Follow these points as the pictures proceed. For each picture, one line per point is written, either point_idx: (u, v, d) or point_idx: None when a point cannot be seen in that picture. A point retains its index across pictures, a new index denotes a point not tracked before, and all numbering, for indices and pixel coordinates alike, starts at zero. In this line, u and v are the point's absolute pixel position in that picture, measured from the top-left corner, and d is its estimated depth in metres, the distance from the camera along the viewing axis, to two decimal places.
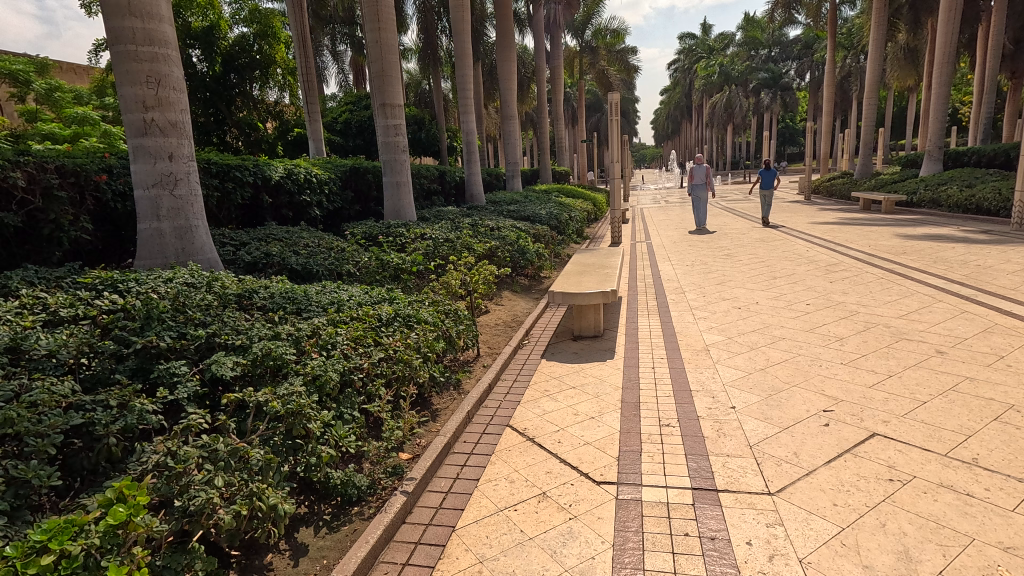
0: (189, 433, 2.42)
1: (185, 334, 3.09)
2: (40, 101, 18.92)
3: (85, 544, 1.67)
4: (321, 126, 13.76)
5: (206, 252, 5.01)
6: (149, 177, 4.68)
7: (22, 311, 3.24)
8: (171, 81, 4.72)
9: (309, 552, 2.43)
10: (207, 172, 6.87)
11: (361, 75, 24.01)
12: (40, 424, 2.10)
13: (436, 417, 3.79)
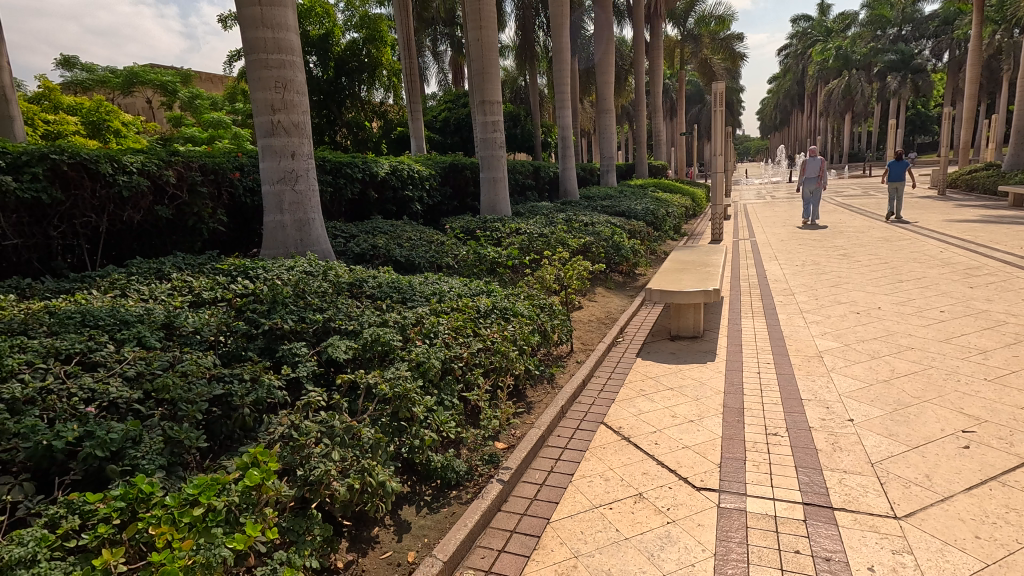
0: (309, 409, 2.62)
1: (305, 318, 3.35)
2: (183, 108, 21.38)
3: (227, 501, 1.87)
4: (422, 124, 14.35)
5: (321, 243, 5.41)
6: (274, 174, 5.13)
7: (173, 293, 3.69)
8: (295, 85, 5.11)
9: (411, 530, 2.55)
10: (322, 169, 7.41)
11: (459, 74, 24.69)
12: (189, 392, 2.37)
13: (530, 410, 3.83)
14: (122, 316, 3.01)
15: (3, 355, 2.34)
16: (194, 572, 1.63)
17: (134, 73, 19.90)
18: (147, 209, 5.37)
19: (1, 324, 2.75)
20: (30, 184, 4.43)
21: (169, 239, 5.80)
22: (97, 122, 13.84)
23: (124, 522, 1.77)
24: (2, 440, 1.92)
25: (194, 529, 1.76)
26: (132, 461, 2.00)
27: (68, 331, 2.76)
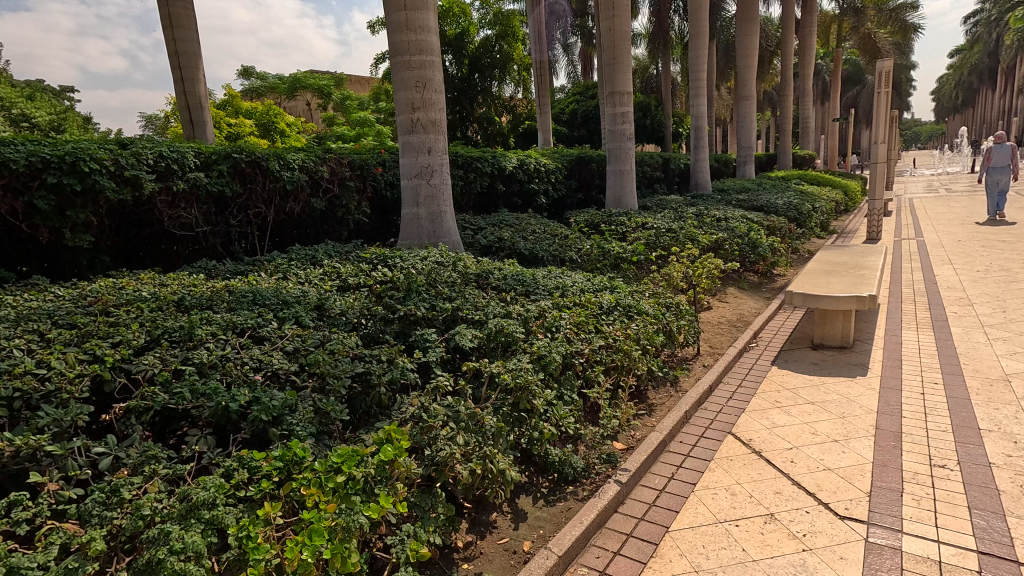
0: (437, 393, 2.77)
1: (436, 306, 3.54)
2: (336, 109, 23.63)
3: (364, 472, 2.04)
4: (550, 117, 14.44)
5: (452, 235, 5.68)
6: (413, 169, 5.47)
7: (324, 277, 4.11)
8: (433, 84, 5.39)
9: (527, 519, 2.60)
10: (455, 164, 7.76)
11: (588, 65, 24.40)
12: (335, 368, 2.63)
13: (651, 412, 3.70)
14: (283, 297, 3.41)
15: (194, 325, 2.77)
16: (336, 534, 1.80)
17: (296, 79, 22.35)
18: (305, 201, 6.02)
19: (194, 298, 3.25)
20: (217, 179, 5.17)
21: (322, 229, 6.46)
22: (267, 124, 15.81)
23: (281, 480, 2.01)
24: (193, 397, 2.27)
25: (337, 494, 1.94)
26: (289, 427, 2.25)
27: (242, 308, 3.19)
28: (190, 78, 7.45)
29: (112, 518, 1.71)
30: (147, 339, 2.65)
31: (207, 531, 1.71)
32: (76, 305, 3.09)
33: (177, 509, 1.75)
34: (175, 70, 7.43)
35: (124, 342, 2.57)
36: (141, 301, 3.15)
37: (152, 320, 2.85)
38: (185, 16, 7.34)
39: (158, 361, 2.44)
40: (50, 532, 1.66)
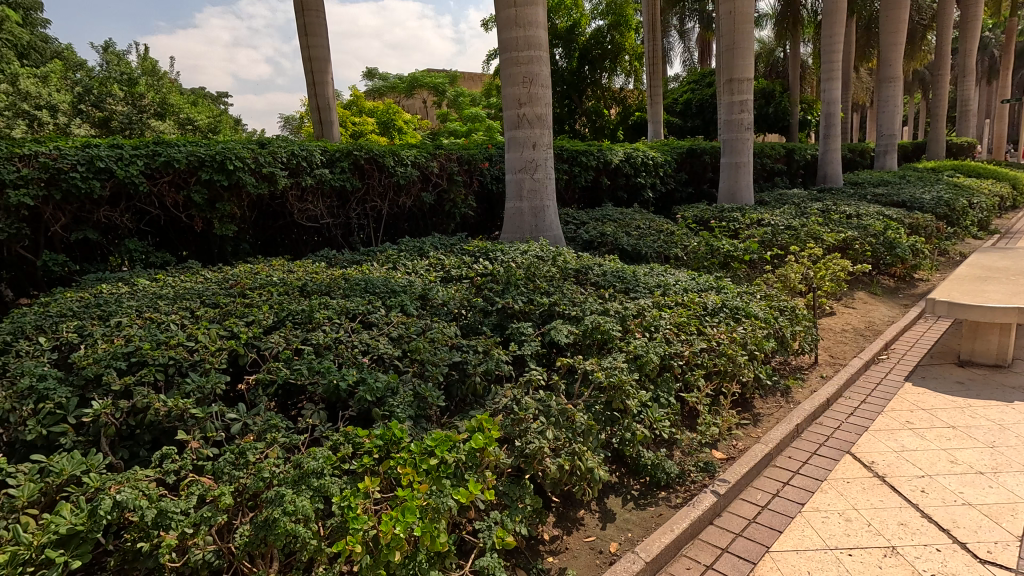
0: (529, 386, 2.80)
1: (533, 300, 3.57)
2: (450, 106, 24.60)
3: (456, 457, 2.12)
4: (662, 108, 13.92)
5: (554, 229, 5.71)
6: (517, 163, 5.55)
7: (430, 269, 4.31)
8: (540, 79, 5.41)
9: (615, 521, 2.56)
10: (560, 158, 7.76)
11: (706, 52, 23.15)
12: (434, 356, 2.76)
13: (757, 422, 3.47)
14: (391, 286, 3.63)
15: (313, 310, 3.04)
16: (427, 513, 1.90)
17: (414, 79, 23.55)
18: (416, 195, 6.36)
19: (314, 284, 3.57)
20: (339, 174, 5.62)
21: (431, 221, 6.78)
22: (386, 122, 16.86)
23: (381, 458, 2.15)
24: (309, 374, 2.50)
25: (430, 475, 2.05)
26: (390, 409, 2.41)
27: (355, 295, 3.44)
28: (320, 82, 8.14)
29: (239, 477, 1.93)
30: (275, 319, 2.95)
31: (314, 497, 1.88)
32: (220, 287, 3.52)
33: (291, 475, 1.94)
34: (309, 75, 8.14)
35: (256, 321, 2.89)
36: (271, 286, 3.51)
37: (279, 303, 3.17)
38: (318, 24, 8.01)
39: (282, 340, 2.72)
40: (190, 483, 1.92)
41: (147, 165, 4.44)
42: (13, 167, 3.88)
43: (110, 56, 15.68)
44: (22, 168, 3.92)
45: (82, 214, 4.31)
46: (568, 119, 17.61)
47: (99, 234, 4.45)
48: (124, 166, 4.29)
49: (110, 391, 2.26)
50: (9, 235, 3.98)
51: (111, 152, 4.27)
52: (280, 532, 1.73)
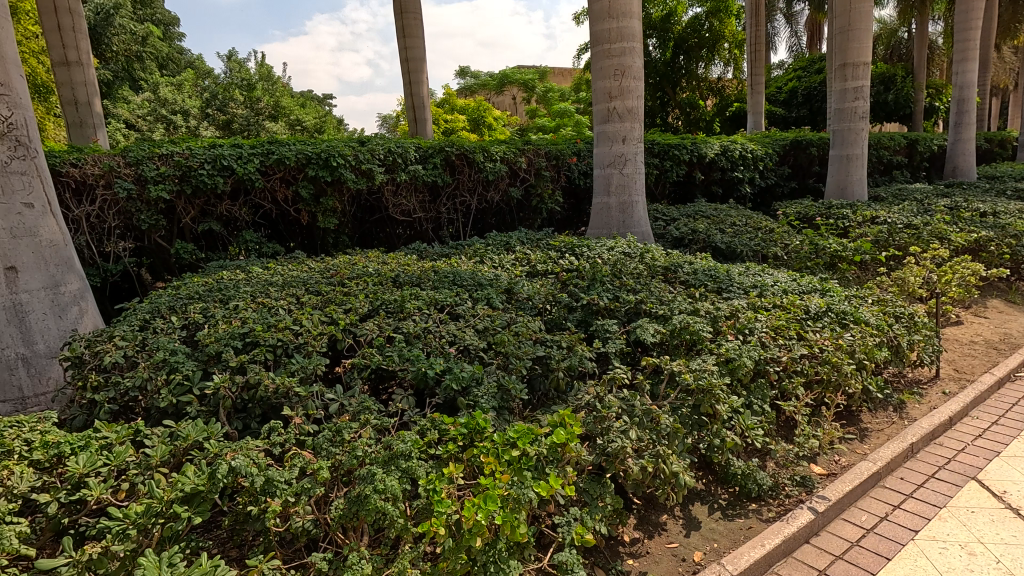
0: (613, 384, 2.75)
1: (619, 297, 3.50)
2: (539, 101, 24.66)
3: (537, 450, 2.13)
4: (763, 97, 13.10)
5: (642, 225, 5.57)
6: (606, 158, 5.46)
7: (516, 263, 4.36)
8: (632, 71, 5.26)
9: (700, 529, 2.46)
10: (651, 152, 7.53)
11: (815, 35, 21.45)
12: (518, 349, 2.79)
13: (864, 437, 3.18)
14: (478, 280, 3.71)
15: (405, 300, 3.17)
16: (508, 503, 1.93)
17: (505, 75, 23.84)
18: (504, 190, 6.45)
19: (406, 276, 3.73)
20: (432, 170, 5.83)
21: (518, 217, 6.85)
22: (476, 119, 17.21)
23: (465, 445, 2.21)
24: (400, 361, 2.62)
25: (512, 466, 2.08)
26: (474, 399, 2.46)
27: (444, 287, 3.56)
28: (416, 81, 8.46)
29: (335, 454, 2.07)
30: (370, 308, 3.12)
31: (402, 478, 1.97)
32: (322, 276, 3.77)
33: (381, 455, 2.04)
34: (406, 75, 8.49)
35: (353, 309, 3.07)
36: (367, 276, 3.71)
37: (374, 293, 3.34)
38: (415, 26, 8.33)
39: (376, 327, 2.87)
40: (293, 455, 2.08)
41: (262, 162, 4.85)
42: (154, 165, 4.38)
43: (233, 65, 17.26)
44: (161, 166, 4.42)
45: (208, 207, 4.78)
46: (661, 112, 17.05)
47: (221, 225, 4.92)
48: (242, 164, 4.72)
49: (228, 367, 2.50)
50: (150, 225, 4.51)
51: (232, 151, 4.70)
52: (371, 508, 1.84)
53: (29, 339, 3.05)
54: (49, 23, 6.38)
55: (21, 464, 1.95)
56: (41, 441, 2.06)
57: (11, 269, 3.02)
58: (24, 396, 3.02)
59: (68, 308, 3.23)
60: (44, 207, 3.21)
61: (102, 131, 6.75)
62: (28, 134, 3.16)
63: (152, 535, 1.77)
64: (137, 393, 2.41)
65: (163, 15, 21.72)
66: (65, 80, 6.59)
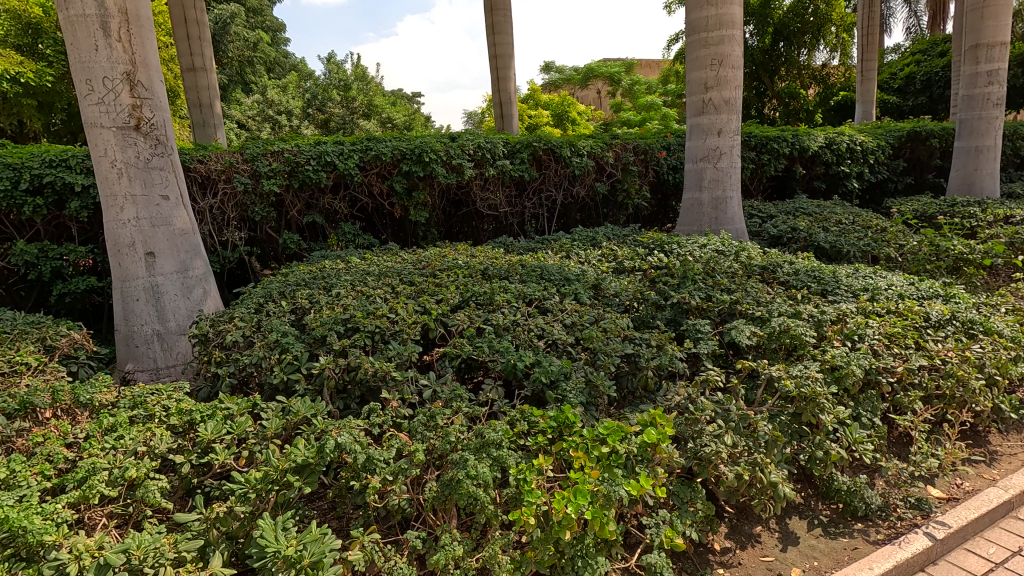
0: (706, 387, 2.64)
1: (712, 296, 3.36)
2: (625, 95, 24.16)
3: (627, 449, 2.11)
4: (875, 86, 12.10)
5: (736, 223, 5.32)
6: (700, 152, 5.25)
7: (603, 259, 4.31)
8: (731, 60, 5.01)
9: (798, 544, 2.32)
10: (746, 145, 7.14)
11: (939, 14, 19.37)
12: (606, 346, 2.77)
13: (993, 461, 2.86)
14: (565, 275, 3.71)
15: (494, 292, 3.23)
16: (598, 499, 1.92)
17: (590, 69, 23.55)
18: (590, 185, 6.40)
19: (494, 269, 3.79)
20: (519, 165, 5.89)
21: (603, 212, 6.76)
22: (560, 114, 17.14)
23: (554, 439, 2.22)
24: (490, 352, 2.67)
25: (601, 463, 2.07)
26: (562, 393, 2.46)
27: (531, 281, 3.58)
28: (504, 77, 8.56)
29: (430, 438, 2.15)
30: (461, 299, 3.21)
31: (493, 466, 2.02)
32: (415, 267, 3.92)
33: (473, 443, 2.10)
34: (494, 71, 8.61)
35: (445, 299, 3.16)
36: (457, 268, 3.82)
37: (464, 285, 3.43)
38: (505, 22, 8.42)
39: (467, 318, 2.94)
40: (390, 436, 2.18)
41: (360, 158, 5.12)
42: (267, 161, 4.76)
43: (332, 66, 18.32)
44: (273, 162, 4.78)
45: (312, 200, 5.12)
46: (756, 103, 16.14)
47: (323, 217, 5.25)
48: (343, 160, 5.01)
49: (332, 349, 2.67)
50: (262, 217, 4.90)
51: (335, 148, 5.00)
52: (464, 493, 1.89)
53: (163, 317, 3.42)
54: (181, 34, 7.09)
55: (161, 427, 2.19)
56: (176, 407, 2.31)
57: (150, 254, 3.40)
58: (158, 367, 3.39)
59: (195, 291, 3.57)
60: (178, 199, 3.58)
61: (221, 130, 7.41)
62: (167, 133, 3.52)
63: (268, 500, 1.93)
64: (253, 369, 2.63)
65: (271, 22, 23.43)
66: (192, 84, 7.29)
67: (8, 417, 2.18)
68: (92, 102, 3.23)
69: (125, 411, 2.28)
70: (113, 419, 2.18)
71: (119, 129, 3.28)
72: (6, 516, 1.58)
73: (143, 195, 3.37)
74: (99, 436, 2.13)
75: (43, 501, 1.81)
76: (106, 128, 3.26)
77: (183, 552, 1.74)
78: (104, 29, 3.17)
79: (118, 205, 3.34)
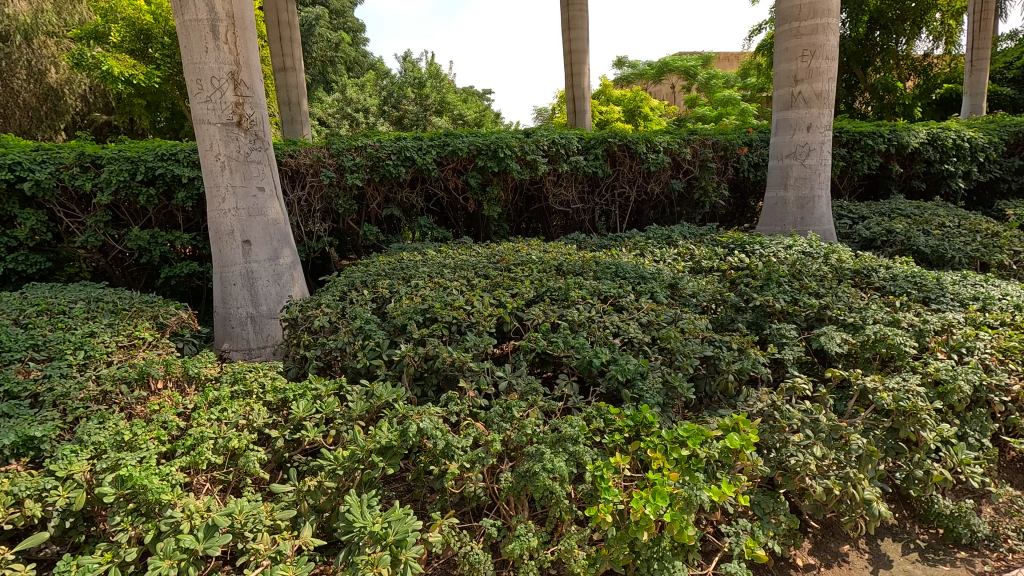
0: (791, 394, 2.51)
1: (799, 300, 3.19)
2: (701, 89, 23.35)
3: (708, 453, 2.04)
4: (987, 76, 10.97)
5: (823, 224, 5.03)
6: (786, 148, 4.99)
7: (679, 258, 4.21)
8: (825, 51, 4.70)
9: (891, 567, 2.17)
10: (837, 142, 6.71)
11: None
12: (685, 347, 2.68)
13: None
14: (641, 273, 3.64)
15: (570, 288, 3.22)
16: (676, 502, 1.87)
17: (665, 63, 22.93)
18: (665, 182, 6.27)
19: (568, 265, 3.78)
20: (593, 161, 5.84)
21: (678, 210, 6.60)
22: (633, 109, 16.82)
23: (631, 437, 2.19)
24: (565, 347, 2.66)
25: (680, 465, 2.02)
26: (639, 392, 2.42)
27: (606, 278, 3.54)
28: (578, 73, 8.48)
29: (506, 429, 2.17)
30: (535, 294, 3.23)
31: (569, 461, 2.01)
32: (489, 261, 3.97)
33: (549, 437, 2.10)
34: (568, 67, 8.56)
35: (519, 293, 3.19)
36: (532, 263, 3.85)
37: (539, 279, 3.44)
38: (580, 17, 8.35)
39: (542, 313, 2.95)
40: (467, 425, 2.22)
41: (438, 154, 5.25)
42: (351, 156, 4.98)
43: (407, 64, 18.84)
44: (356, 157, 4.99)
45: (391, 194, 5.30)
46: (847, 97, 15.18)
47: (401, 211, 5.43)
48: (422, 155, 5.14)
49: (411, 338, 2.76)
50: (345, 210, 5.13)
51: (414, 143, 5.14)
52: (540, 486, 1.90)
53: (256, 301, 3.66)
54: (274, 35, 7.53)
55: (258, 403, 2.36)
56: (271, 385, 2.47)
57: (247, 242, 3.65)
58: (251, 348, 3.64)
59: (284, 278, 3.80)
60: (272, 191, 3.81)
61: (307, 127, 7.81)
62: (265, 129, 3.75)
63: (354, 478, 2.02)
64: (338, 354, 2.78)
65: (352, 23, 24.37)
66: (282, 83, 7.73)
67: (128, 385, 2.42)
68: (201, 100, 3.50)
69: (227, 387, 2.47)
70: (217, 393, 2.37)
71: (223, 125, 3.53)
72: (130, 474, 1.75)
73: (242, 187, 3.61)
74: (206, 408, 2.32)
75: (159, 463, 2.00)
76: (212, 124, 3.52)
77: (278, 521, 1.86)
78: (213, 32, 3.41)
79: (220, 196, 3.60)
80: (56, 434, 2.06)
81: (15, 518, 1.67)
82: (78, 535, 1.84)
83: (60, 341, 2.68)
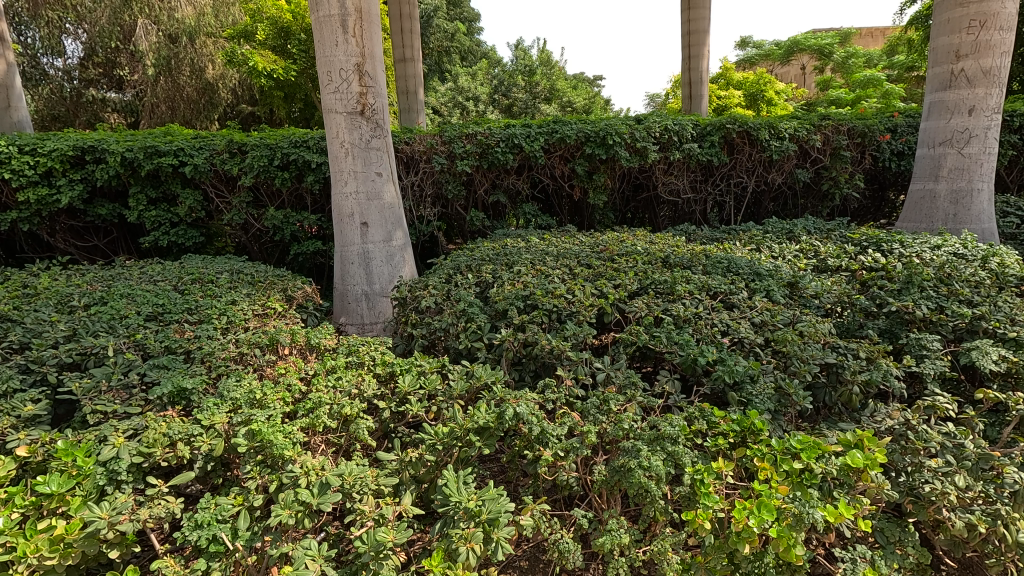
0: (930, 413, 2.21)
1: (946, 308, 2.81)
2: (836, 70, 21.06)
3: (824, 470, 1.86)
4: None
5: (983, 222, 4.37)
6: (939, 135, 4.39)
7: (801, 254, 3.88)
8: (999, 21, 4.04)
9: None
10: (1007, 127, 5.78)
11: None
12: (803, 351, 2.46)
13: None
14: (756, 268, 3.39)
15: (676, 281, 3.08)
16: (784, 518, 1.73)
17: (796, 43, 20.97)
18: (788, 172, 5.80)
19: (676, 257, 3.64)
20: (708, 149, 5.53)
21: (802, 203, 6.10)
22: (755, 94, 15.54)
23: (736, 443, 2.07)
24: (668, 343, 2.55)
25: (791, 479, 1.87)
26: (748, 396, 2.28)
27: (716, 273, 3.35)
28: (697, 55, 8.02)
29: (601, 421, 2.13)
30: (639, 286, 3.13)
31: (667, 460, 1.94)
32: (592, 250, 3.92)
33: (647, 434, 2.03)
34: (686, 49, 8.13)
35: (622, 285, 3.10)
36: (637, 254, 3.74)
37: (643, 271, 3.33)
38: None
39: (645, 306, 2.83)
40: (563, 413, 2.22)
41: (546, 141, 5.24)
42: (462, 143, 5.09)
43: (519, 52, 18.97)
44: (467, 144, 5.10)
45: (498, 180, 5.40)
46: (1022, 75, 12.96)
47: (507, 197, 5.51)
48: (530, 142, 5.15)
49: (512, 323, 2.81)
50: (454, 195, 5.30)
51: (523, 130, 5.16)
52: (635, 482, 1.85)
53: (370, 279, 3.90)
54: (396, 27, 7.90)
55: (370, 374, 2.54)
56: (380, 359, 2.65)
57: (365, 224, 3.90)
58: (364, 322, 3.89)
59: (396, 258, 4.02)
60: (389, 175, 4.03)
61: (422, 114, 8.14)
62: (384, 117, 3.96)
63: (452, 454, 2.10)
64: (442, 333, 2.91)
65: (468, 13, 24.97)
66: (402, 74, 8.11)
67: (260, 349, 2.68)
68: (330, 91, 3.76)
69: (342, 357, 2.68)
70: (334, 362, 2.58)
71: (349, 114, 3.77)
72: (260, 429, 1.94)
73: (362, 171, 3.85)
74: (324, 375, 2.54)
75: (284, 421, 2.21)
76: (339, 113, 3.77)
77: (382, 486, 1.98)
78: (343, 26, 3.64)
79: (343, 180, 3.87)
80: (202, 387, 2.35)
81: (170, 457, 1.94)
82: (217, 478, 2.10)
83: (208, 306, 3.05)
